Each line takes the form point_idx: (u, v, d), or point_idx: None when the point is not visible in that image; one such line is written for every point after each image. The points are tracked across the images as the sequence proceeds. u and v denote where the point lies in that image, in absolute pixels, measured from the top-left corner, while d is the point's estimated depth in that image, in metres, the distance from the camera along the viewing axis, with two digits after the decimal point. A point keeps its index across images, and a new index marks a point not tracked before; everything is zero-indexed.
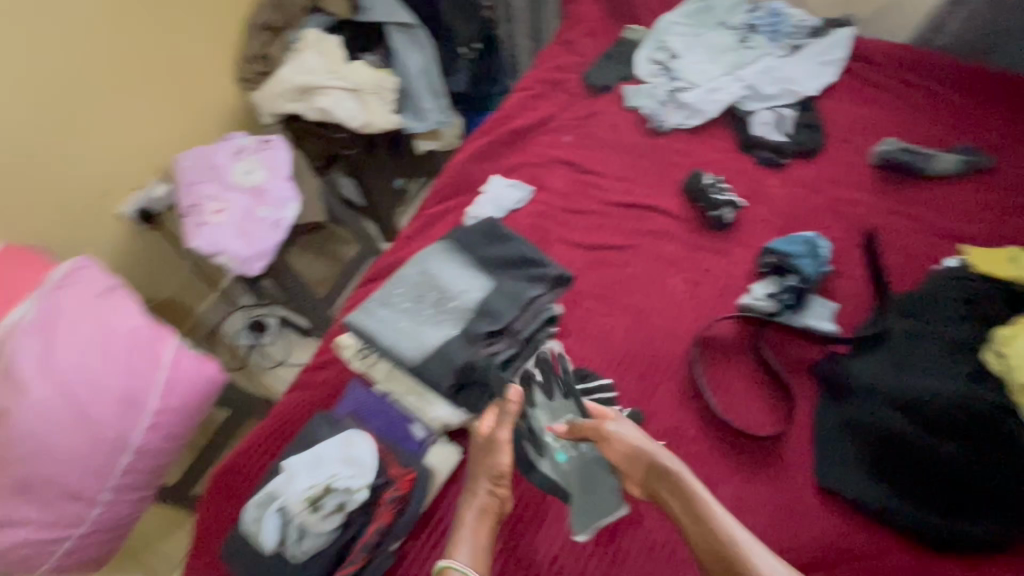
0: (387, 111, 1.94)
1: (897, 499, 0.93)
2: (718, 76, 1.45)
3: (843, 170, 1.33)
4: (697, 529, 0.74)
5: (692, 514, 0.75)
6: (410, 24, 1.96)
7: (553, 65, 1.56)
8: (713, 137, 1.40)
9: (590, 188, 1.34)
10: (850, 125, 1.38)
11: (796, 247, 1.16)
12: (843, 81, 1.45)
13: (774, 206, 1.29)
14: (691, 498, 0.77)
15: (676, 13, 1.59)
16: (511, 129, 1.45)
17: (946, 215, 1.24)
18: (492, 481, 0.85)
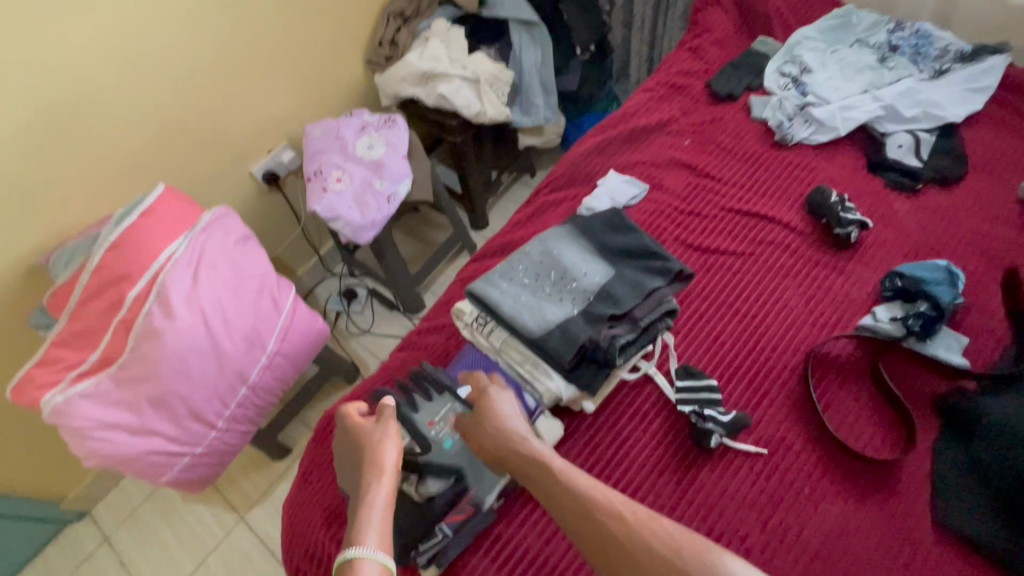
0: (500, 105, 2.03)
1: None
2: (853, 93, 1.41)
3: (985, 202, 1.26)
4: (577, 509, 0.74)
5: (568, 498, 0.76)
6: (533, 23, 2.02)
7: (677, 70, 1.57)
8: (840, 155, 1.37)
9: (707, 192, 1.34)
10: (995, 156, 1.31)
11: (931, 274, 1.11)
12: (989, 111, 1.38)
13: (904, 231, 1.24)
14: (570, 484, 0.78)
15: (811, 27, 1.56)
16: (631, 128, 1.48)
17: None
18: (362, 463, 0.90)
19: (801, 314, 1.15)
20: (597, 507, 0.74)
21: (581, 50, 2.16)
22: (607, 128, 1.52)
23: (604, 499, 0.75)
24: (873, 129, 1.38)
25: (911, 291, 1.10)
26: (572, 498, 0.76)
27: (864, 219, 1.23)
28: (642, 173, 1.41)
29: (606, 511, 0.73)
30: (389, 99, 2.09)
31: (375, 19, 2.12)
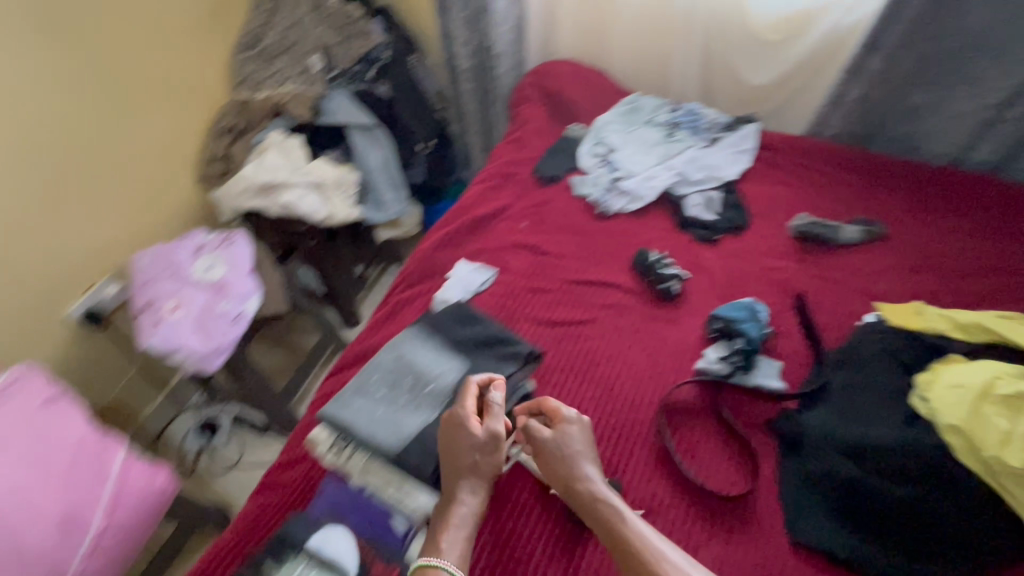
0: (348, 205, 2.04)
1: (866, 548, 1.01)
2: (651, 164, 1.65)
3: (767, 242, 1.51)
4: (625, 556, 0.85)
5: (621, 543, 0.87)
6: (370, 125, 2.11)
7: (506, 160, 1.72)
8: (652, 218, 1.57)
9: (549, 268, 1.44)
10: (767, 204, 1.59)
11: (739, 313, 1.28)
12: (756, 167, 1.68)
13: (714, 276, 1.44)
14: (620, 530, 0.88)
15: (610, 114, 1.81)
16: (472, 217, 1.56)
17: (858, 277, 1.43)
18: (471, 452, 0.95)
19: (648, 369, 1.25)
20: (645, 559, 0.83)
21: (423, 144, 2.26)
22: (448, 222, 1.57)
23: (649, 550, 0.84)
24: (673, 193, 1.61)
25: (727, 331, 1.26)
26: (622, 545, 0.86)
27: (676, 269, 1.40)
28: (489, 259, 1.47)
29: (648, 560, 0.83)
30: (229, 213, 2.01)
31: (205, 137, 2.07)
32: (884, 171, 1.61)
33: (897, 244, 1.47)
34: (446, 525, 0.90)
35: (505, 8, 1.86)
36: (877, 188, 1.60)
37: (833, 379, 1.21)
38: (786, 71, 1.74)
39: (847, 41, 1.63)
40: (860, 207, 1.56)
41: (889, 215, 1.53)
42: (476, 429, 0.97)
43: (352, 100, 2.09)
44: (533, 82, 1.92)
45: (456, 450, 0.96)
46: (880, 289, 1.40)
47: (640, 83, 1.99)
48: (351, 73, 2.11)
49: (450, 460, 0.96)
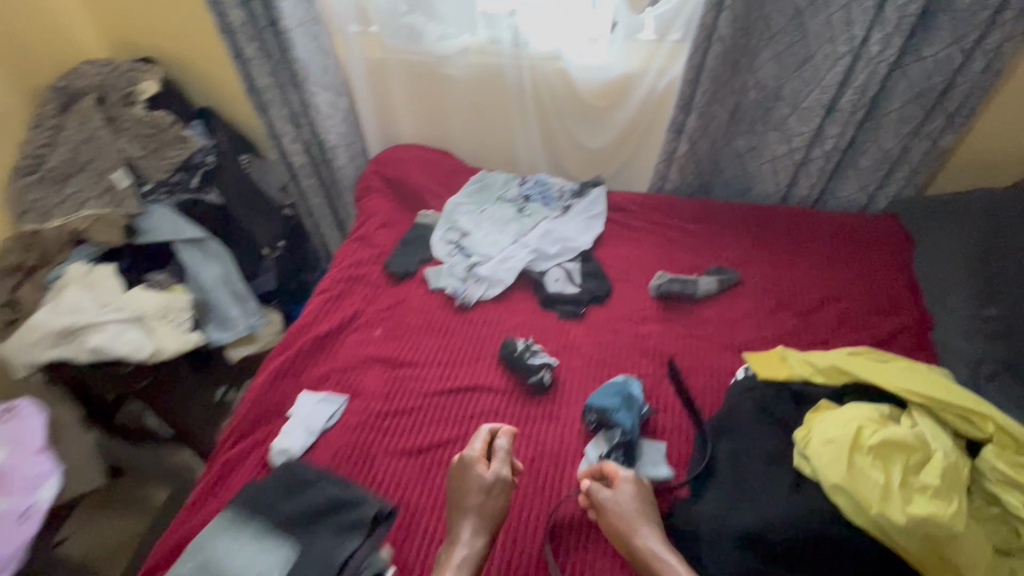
0: (181, 333, 1.74)
1: None
2: (506, 244, 1.59)
3: (632, 307, 1.47)
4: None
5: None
6: (201, 238, 1.87)
7: (351, 261, 1.56)
8: (515, 301, 1.48)
9: (408, 381, 1.28)
10: (626, 265, 1.57)
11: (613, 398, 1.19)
12: (610, 229, 1.67)
13: (586, 355, 1.36)
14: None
15: (459, 195, 1.73)
16: (314, 337, 1.36)
17: (723, 330, 1.42)
18: (481, 493, 1.02)
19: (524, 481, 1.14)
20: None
21: (269, 249, 2.03)
22: (289, 344, 1.37)
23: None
24: (532, 270, 1.54)
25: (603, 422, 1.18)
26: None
27: (543, 355, 1.30)
28: (338, 382, 1.29)
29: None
30: (21, 371, 1.62)
31: None
32: (725, 217, 1.67)
33: (750, 289, 1.50)
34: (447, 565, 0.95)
35: (328, 100, 1.74)
36: (722, 234, 1.64)
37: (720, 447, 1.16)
38: (620, 131, 1.78)
39: (668, 100, 1.69)
40: (711, 256, 1.59)
41: (738, 260, 1.57)
42: (480, 475, 1.05)
43: (176, 212, 1.86)
44: (374, 171, 1.80)
45: (466, 491, 1.03)
46: (744, 338, 1.39)
47: (488, 158, 1.96)
48: (169, 184, 1.87)
49: (456, 500, 1.03)
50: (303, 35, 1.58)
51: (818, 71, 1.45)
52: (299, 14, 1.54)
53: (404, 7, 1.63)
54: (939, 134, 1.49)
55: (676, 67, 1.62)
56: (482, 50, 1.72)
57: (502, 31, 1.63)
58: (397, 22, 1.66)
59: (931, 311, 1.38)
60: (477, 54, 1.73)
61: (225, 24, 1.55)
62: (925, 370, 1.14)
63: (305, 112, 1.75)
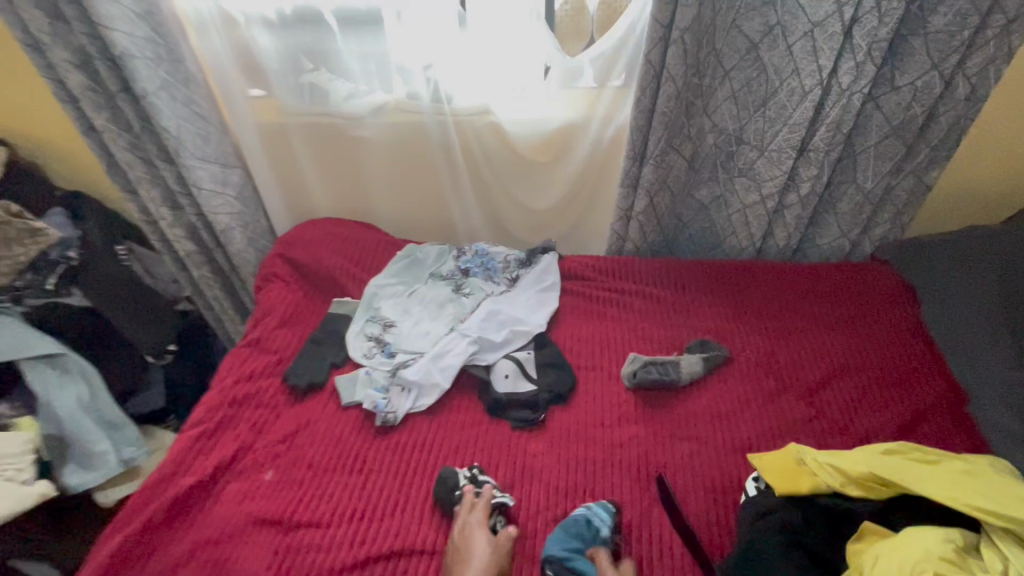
0: (14, 488, 1.31)
1: None
2: (440, 334, 1.27)
3: (603, 404, 1.18)
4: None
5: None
6: (54, 353, 1.47)
7: (238, 373, 1.20)
8: (455, 411, 1.16)
9: (303, 554, 0.93)
10: (590, 349, 1.29)
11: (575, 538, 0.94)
12: (566, 304, 1.40)
13: (550, 479, 1.05)
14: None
15: (382, 275, 1.42)
16: (171, 498, 0.98)
17: (720, 426, 1.13)
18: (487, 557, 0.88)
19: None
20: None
21: (153, 357, 1.62)
22: (135, 516, 0.98)
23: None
24: (475, 366, 1.23)
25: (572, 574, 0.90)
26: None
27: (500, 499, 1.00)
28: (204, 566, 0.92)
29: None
30: None
31: None
32: (698, 278, 1.43)
33: (744, 369, 1.24)
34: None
35: (211, 176, 1.42)
36: (699, 301, 1.39)
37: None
38: (569, 187, 1.53)
39: (619, 151, 1.47)
40: (691, 330, 1.33)
41: (721, 331, 1.31)
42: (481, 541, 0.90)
43: (23, 323, 1.48)
44: (277, 253, 1.47)
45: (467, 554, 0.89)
46: (747, 435, 1.11)
47: (419, 227, 1.68)
48: (15, 288, 1.50)
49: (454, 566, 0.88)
50: (168, 99, 1.28)
51: (785, 108, 1.25)
52: (159, 76, 1.25)
53: (307, 64, 1.38)
54: (923, 171, 1.32)
55: (623, 114, 1.41)
56: (400, 107, 1.46)
57: (418, 85, 1.38)
58: (297, 81, 1.40)
59: (960, 382, 1.16)
60: (395, 112, 1.46)
61: (66, 91, 1.25)
62: (985, 471, 0.89)
63: (185, 191, 1.42)
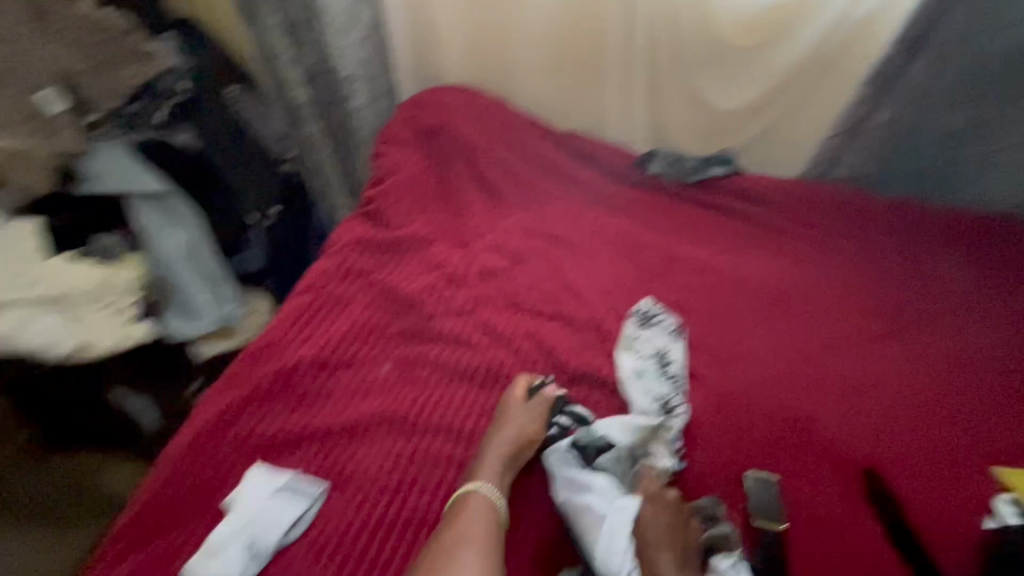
0: (120, 326, 1.26)
1: None
2: (558, 478, 0.73)
3: (796, 357, 0.92)
4: None
5: None
6: (161, 190, 1.37)
7: (354, 245, 1.02)
8: (609, 332, 0.93)
9: (426, 463, 0.77)
10: (779, 290, 1.01)
11: (619, 511, 0.69)
12: (742, 229, 1.12)
13: (723, 447, 0.82)
14: None
15: (526, 184, 1.16)
16: (280, 369, 0.85)
17: (958, 420, 0.85)
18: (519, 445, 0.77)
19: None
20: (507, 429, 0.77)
21: (257, 216, 1.51)
22: (240, 380, 0.86)
23: None
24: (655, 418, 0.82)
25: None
26: None
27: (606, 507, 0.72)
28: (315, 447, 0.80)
29: None
30: None
31: None
32: (940, 229, 1.06)
33: (998, 358, 0.91)
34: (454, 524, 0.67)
35: (346, 11, 1.24)
36: (945, 261, 1.04)
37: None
38: (771, 86, 1.19)
39: (859, 43, 1.11)
40: (928, 298, 0.99)
41: (966, 305, 0.98)
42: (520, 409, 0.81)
43: (130, 154, 1.37)
44: (401, 115, 1.23)
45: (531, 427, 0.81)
46: (990, 442, 0.82)
47: (563, 116, 1.38)
48: (126, 115, 1.39)
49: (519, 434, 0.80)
50: None
51: None
52: None
53: None
54: None
55: None
56: None
57: None
58: None
59: None
60: None
61: None
62: None
63: (308, 23, 1.25)
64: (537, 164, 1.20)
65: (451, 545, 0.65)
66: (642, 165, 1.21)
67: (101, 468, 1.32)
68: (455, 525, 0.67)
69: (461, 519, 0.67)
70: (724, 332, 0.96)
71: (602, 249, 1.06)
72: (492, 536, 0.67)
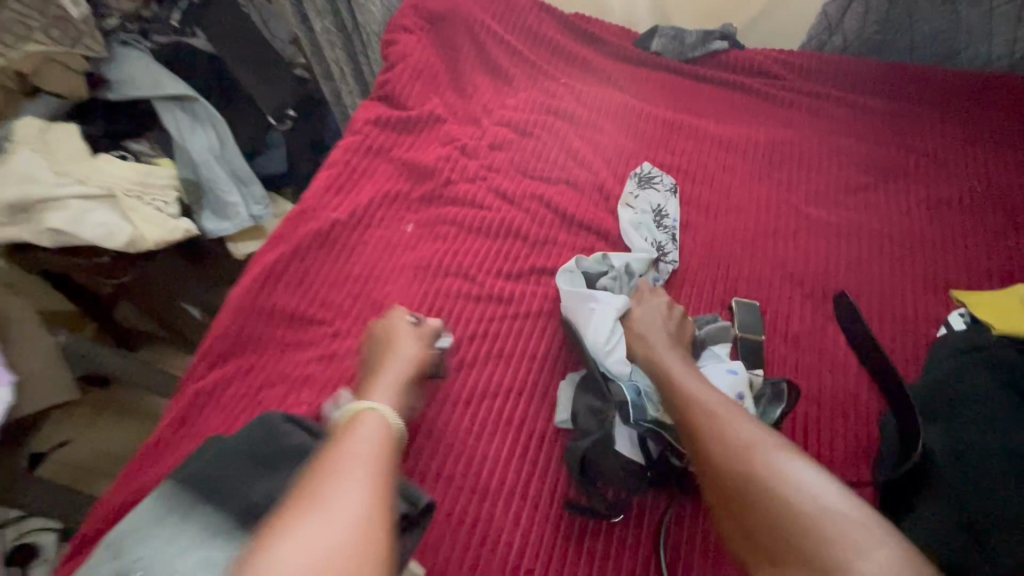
0: (165, 219, 1.37)
1: None
2: (563, 291, 0.84)
3: (783, 208, 1.01)
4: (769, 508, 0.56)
5: (742, 459, 0.60)
6: (186, 96, 1.44)
7: (372, 125, 1.10)
8: (610, 191, 1.02)
9: (450, 298, 0.89)
10: (770, 153, 1.08)
11: (606, 310, 0.81)
12: (739, 99, 1.17)
13: (712, 283, 0.93)
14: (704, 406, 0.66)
15: (531, 64, 1.21)
16: (316, 228, 0.95)
17: (925, 253, 0.95)
18: (404, 360, 0.74)
19: (593, 461, 0.71)
20: (389, 360, 0.75)
21: (275, 121, 1.58)
22: (281, 239, 0.96)
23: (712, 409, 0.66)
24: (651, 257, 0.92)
25: (584, 432, 0.74)
26: (745, 474, 0.59)
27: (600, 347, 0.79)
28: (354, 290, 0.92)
29: (760, 455, 0.60)
30: None
31: None
32: (922, 91, 1.13)
33: (969, 201, 1.00)
34: (348, 432, 0.61)
35: None
36: (926, 120, 1.10)
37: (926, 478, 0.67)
38: None
39: None
40: (909, 153, 1.07)
41: (944, 157, 1.06)
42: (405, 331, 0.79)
43: (152, 58, 1.45)
44: (407, 2, 1.26)
45: (542, 269, 0.92)
46: (951, 270, 0.92)
47: (564, 2, 1.40)
48: (141, 20, 1.46)
49: (531, 274, 0.92)
50: None
51: None
52: None
53: None
54: None
55: None
56: None
57: None
58: None
59: None
60: None
61: None
62: None
63: None
64: (540, 47, 1.24)
65: (336, 440, 0.60)
66: (644, 44, 1.25)
67: (166, 357, 1.70)
68: (349, 432, 0.61)
69: (355, 426, 0.62)
70: (718, 190, 1.04)
71: (604, 121, 1.13)
72: (390, 445, 0.61)
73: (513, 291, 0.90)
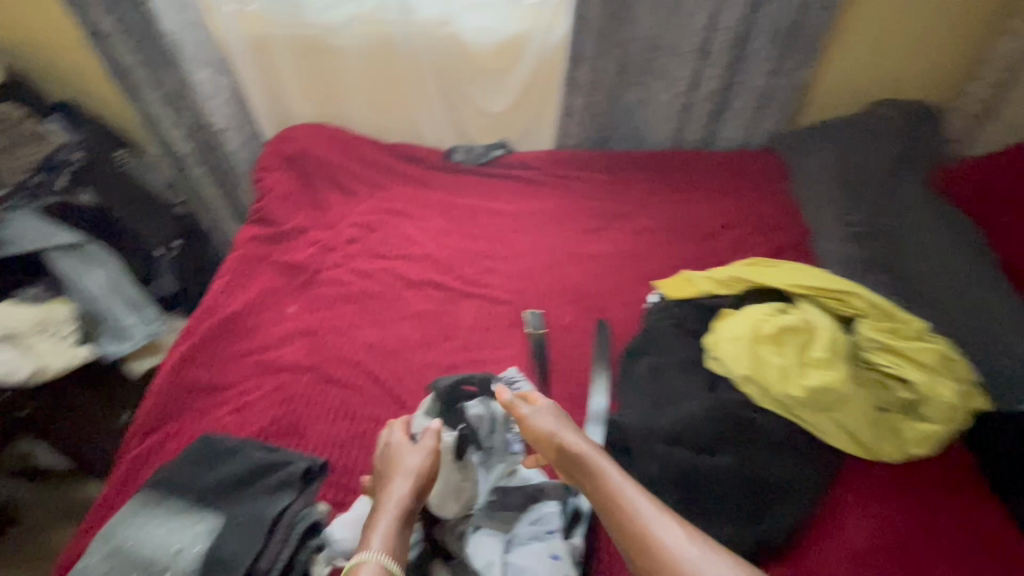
0: (66, 349, 1.56)
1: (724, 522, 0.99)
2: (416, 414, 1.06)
3: (552, 250, 1.53)
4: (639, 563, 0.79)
5: (624, 525, 0.82)
6: (76, 242, 1.67)
7: (253, 240, 1.46)
8: (438, 258, 1.47)
9: (331, 349, 1.24)
10: (541, 216, 1.62)
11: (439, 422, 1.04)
12: (518, 185, 1.73)
13: (512, 304, 1.39)
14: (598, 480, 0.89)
15: (370, 181, 1.67)
16: (217, 320, 1.27)
17: (638, 263, 1.51)
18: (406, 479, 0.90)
19: None
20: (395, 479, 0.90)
21: (163, 250, 1.85)
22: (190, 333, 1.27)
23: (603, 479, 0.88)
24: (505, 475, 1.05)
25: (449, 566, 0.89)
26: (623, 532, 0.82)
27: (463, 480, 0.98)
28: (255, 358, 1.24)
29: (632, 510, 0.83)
30: None
31: None
32: (627, 165, 1.77)
33: (660, 227, 1.60)
34: None
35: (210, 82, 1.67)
36: (632, 182, 1.73)
37: (683, 455, 1.04)
38: (516, 97, 1.80)
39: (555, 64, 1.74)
40: (623, 204, 1.67)
41: (644, 203, 1.67)
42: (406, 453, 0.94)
43: (39, 217, 1.66)
44: (268, 149, 1.68)
45: (395, 317, 1.32)
46: (653, 270, 1.49)
47: (389, 134, 1.92)
48: (30, 187, 1.69)
49: (388, 322, 1.31)
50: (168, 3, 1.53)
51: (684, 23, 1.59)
52: None
53: None
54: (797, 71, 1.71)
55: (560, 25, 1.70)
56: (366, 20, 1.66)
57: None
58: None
59: (810, 226, 1.56)
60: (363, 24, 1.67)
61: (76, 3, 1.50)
62: (803, 271, 1.27)
63: (183, 94, 1.67)
64: (376, 168, 1.72)
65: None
66: (449, 157, 1.78)
67: (71, 485, 1.75)
68: None
69: None
70: (510, 245, 1.54)
71: (428, 212, 1.61)
72: None
73: (376, 335, 1.28)
